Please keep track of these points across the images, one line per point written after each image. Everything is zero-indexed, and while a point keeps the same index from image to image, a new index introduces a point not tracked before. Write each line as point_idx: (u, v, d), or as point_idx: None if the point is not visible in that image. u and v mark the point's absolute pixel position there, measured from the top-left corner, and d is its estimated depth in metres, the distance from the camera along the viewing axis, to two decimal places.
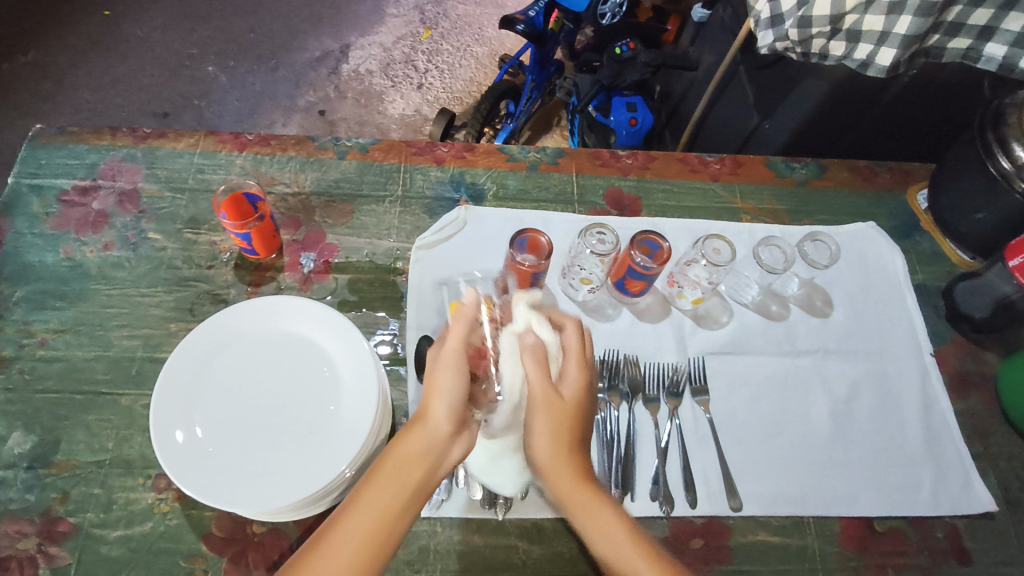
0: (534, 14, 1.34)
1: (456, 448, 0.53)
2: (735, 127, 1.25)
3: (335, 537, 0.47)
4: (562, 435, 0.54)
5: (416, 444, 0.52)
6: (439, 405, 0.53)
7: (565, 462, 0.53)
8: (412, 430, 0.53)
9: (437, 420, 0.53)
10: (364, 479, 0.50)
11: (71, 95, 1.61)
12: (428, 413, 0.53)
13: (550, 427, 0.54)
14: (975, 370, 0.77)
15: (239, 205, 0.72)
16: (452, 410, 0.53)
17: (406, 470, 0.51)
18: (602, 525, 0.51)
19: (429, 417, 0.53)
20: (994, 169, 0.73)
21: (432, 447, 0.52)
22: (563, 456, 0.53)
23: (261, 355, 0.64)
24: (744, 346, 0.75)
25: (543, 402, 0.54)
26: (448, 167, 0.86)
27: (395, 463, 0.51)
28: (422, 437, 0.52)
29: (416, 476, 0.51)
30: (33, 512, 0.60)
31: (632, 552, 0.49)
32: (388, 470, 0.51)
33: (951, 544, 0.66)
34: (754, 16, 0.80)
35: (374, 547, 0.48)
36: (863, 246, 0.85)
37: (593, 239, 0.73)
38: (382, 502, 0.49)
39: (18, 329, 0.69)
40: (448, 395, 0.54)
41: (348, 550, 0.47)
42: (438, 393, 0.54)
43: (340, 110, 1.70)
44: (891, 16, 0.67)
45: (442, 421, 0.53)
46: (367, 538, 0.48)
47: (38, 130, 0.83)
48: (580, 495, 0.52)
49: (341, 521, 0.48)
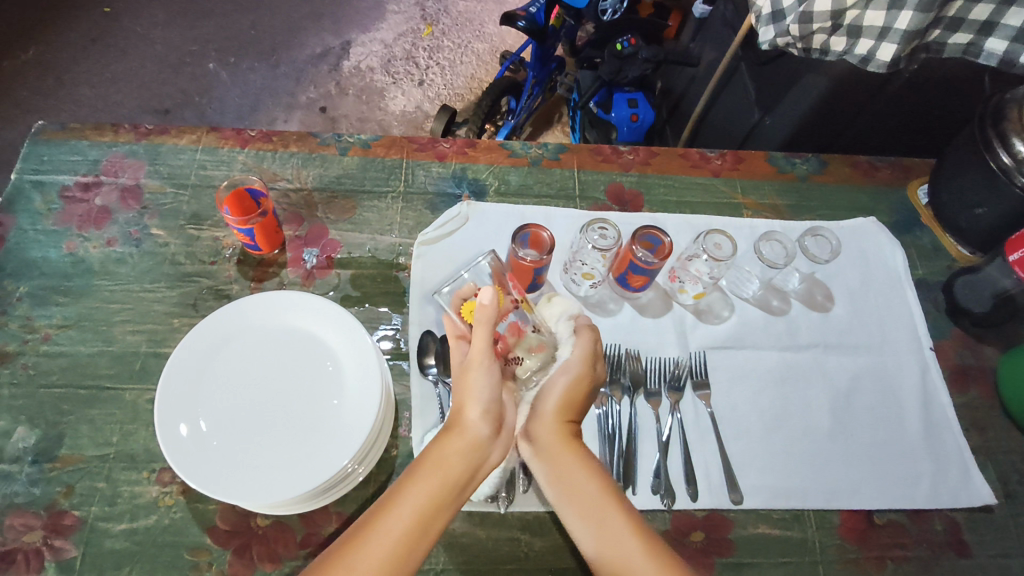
0: (535, 10, 1.36)
1: (495, 449, 0.57)
2: (735, 123, 1.25)
3: (377, 531, 0.49)
4: (570, 406, 0.60)
5: (455, 446, 0.54)
6: (474, 406, 0.57)
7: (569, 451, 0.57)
8: (450, 432, 0.56)
9: (473, 424, 0.56)
10: (402, 479, 0.52)
11: (72, 91, 1.61)
12: (463, 414, 0.57)
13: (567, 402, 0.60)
14: (975, 364, 0.78)
15: (241, 200, 0.73)
16: (488, 411, 0.57)
17: (445, 472, 0.53)
18: (598, 506, 0.54)
19: (464, 418, 0.56)
20: (994, 165, 0.73)
21: (473, 449, 0.55)
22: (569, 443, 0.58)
23: (264, 350, 0.64)
24: (745, 341, 0.75)
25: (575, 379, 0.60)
26: (450, 163, 0.86)
27: (435, 464, 0.53)
28: (460, 437, 0.55)
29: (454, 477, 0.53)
30: (38, 506, 0.60)
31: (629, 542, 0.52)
32: (428, 471, 0.53)
33: (951, 537, 0.67)
34: (754, 12, 0.81)
35: (412, 546, 0.49)
36: (864, 241, 0.85)
37: (594, 234, 0.74)
38: (420, 503, 0.51)
39: (22, 325, 0.69)
40: (481, 391, 0.57)
41: (384, 547, 0.48)
42: (474, 396, 0.57)
43: (340, 107, 1.70)
44: (891, 12, 0.67)
45: (477, 423, 0.56)
46: (406, 535, 0.49)
47: (40, 127, 0.83)
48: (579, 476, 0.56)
49: (380, 517, 0.50)
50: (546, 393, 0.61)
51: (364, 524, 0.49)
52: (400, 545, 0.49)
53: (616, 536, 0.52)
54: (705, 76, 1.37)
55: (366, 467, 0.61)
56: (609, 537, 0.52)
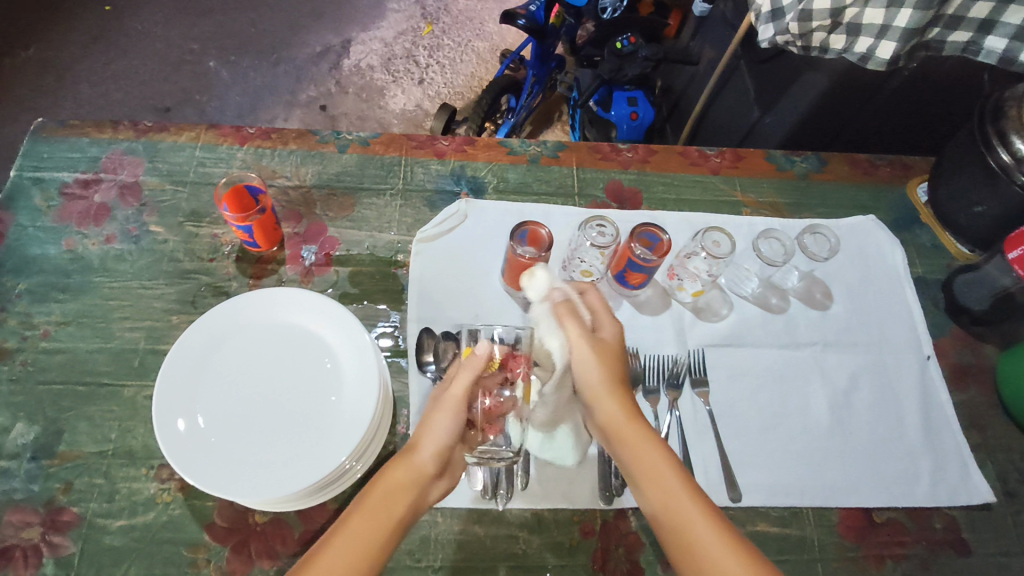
0: (535, 8, 1.34)
1: (439, 483, 0.56)
2: (735, 122, 1.25)
3: (330, 560, 0.48)
4: (612, 376, 0.62)
5: (401, 476, 0.54)
6: (428, 442, 0.56)
7: (628, 417, 0.59)
8: (399, 458, 0.55)
9: (423, 459, 0.55)
10: (354, 503, 0.52)
11: (72, 90, 1.61)
12: (417, 447, 0.56)
13: (603, 369, 0.62)
14: (974, 363, 0.78)
15: (241, 197, 0.73)
16: (440, 448, 0.56)
17: (393, 498, 0.52)
18: (658, 478, 0.55)
19: (416, 452, 0.55)
20: (993, 163, 0.73)
21: (419, 478, 0.54)
22: (624, 415, 0.59)
23: (264, 346, 0.64)
24: (744, 339, 0.75)
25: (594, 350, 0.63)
26: (449, 161, 0.86)
27: (383, 491, 0.53)
28: (409, 468, 0.54)
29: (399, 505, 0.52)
30: (37, 502, 0.60)
31: (689, 504, 0.53)
32: (375, 499, 0.52)
33: (949, 535, 0.67)
34: (754, 10, 0.81)
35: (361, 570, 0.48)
36: (863, 239, 0.85)
37: (593, 231, 0.73)
38: (369, 531, 0.50)
39: (21, 321, 0.69)
40: (439, 432, 0.57)
41: (337, 568, 0.48)
42: (430, 432, 0.57)
43: (340, 105, 1.70)
44: (891, 10, 0.67)
45: (428, 458, 0.55)
46: (358, 563, 0.48)
47: (40, 124, 0.83)
48: (636, 444, 0.57)
49: (334, 541, 0.49)
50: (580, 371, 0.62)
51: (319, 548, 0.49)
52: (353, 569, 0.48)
53: (673, 498, 0.53)
54: (704, 74, 1.37)
55: (365, 464, 0.61)
56: (669, 499, 0.53)
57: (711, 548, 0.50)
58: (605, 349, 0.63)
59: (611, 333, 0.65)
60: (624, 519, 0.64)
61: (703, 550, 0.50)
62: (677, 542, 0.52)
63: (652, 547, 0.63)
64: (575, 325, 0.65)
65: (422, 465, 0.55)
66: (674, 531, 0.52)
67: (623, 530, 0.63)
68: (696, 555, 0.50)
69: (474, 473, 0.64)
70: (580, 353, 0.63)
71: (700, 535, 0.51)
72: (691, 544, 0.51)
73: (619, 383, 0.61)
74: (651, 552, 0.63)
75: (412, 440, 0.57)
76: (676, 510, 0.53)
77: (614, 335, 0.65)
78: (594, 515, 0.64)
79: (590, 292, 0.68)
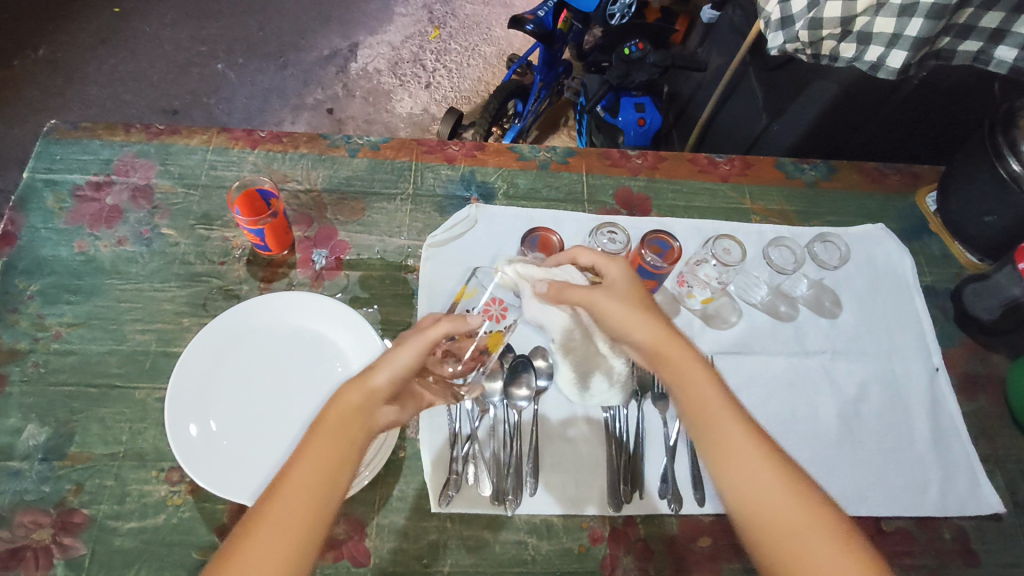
0: (543, 13, 1.35)
1: (389, 411, 0.55)
2: (742, 128, 1.25)
3: (282, 498, 0.47)
4: (635, 319, 0.59)
5: (334, 418, 0.52)
6: (383, 369, 0.55)
7: (675, 361, 0.57)
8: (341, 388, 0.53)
9: (377, 388, 0.54)
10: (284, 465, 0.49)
11: (81, 91, 1.62)
12: (375, 371, 0.54)
13: (627, 316, 0.59)
14: (983, 373, 0.77)
15: (253, 201, 0.73)
16: (399, 378, 0.55)
17: (326, 454, 0.50)
18: (725, 443, 0.52)
19: (371, 378, 0.54)
20: (1004, 172, 0.73)
21: (368, 406, 0.53)
22: (672, 352, 0.58)
23: (274, 350, 0.64)
24: (752, 346, 0.75)
25: (608, 298, 0.60)
26: (459, 166, 0.86)
27: (315, 449, 0.50)
28: (363, 391, 0.53)
29: (331, 460, 0.50)
30: (48, 503, 0.60)
31: (757, 467, 0.51)
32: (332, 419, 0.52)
33: (959, 545, 0.66)
34: (763, 17, 0.79)
35: (328, 484, 0.49)
36: (872, 248, 0.85)
37: (604, 238, 0.75)
38: (310, 481, 0.48)
39: (33, 323, 0.70)
40: (392, 368, 0.55)
41: (306, 480, 0.48)
42: (389, 359, 0.55)
43: (348, 108, 1.70)
44: (903, 18, 0.67)
45: (383, 386, 0.54)
46: (317, 488, 0.48)
47: (53, 126, 0.83)
48: (693, 381, 0.56)
49: (266, 513, 0.47)
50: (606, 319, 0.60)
51: (252, 519, 0.47)
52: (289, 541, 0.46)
53: (741, 457, 0.51)
54: (711, 81, 1.37)
55: (371, 471, 0.61)
56: (736, 460, 0.51)
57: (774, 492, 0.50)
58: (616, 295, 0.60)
59: (616, 275, 0.63)
60: (633, 526, 0.64)
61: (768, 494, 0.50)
62: (754, 513, 0.50)
63: (660, 554, 0.63)
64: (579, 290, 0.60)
65: (376, 390, 0.54)
66: (746, 501, 0.50)
67: (631, 537, 0.63)
68: (754, 499, 0.50)
69: (483, 478, 0.63)
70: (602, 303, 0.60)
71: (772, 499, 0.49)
72: (762, 512, 0.49)
73: (657, 321, 0.59)
74: (659, 560, 0.63)
75: (369, 365, 0.56)
76: (746, 475, 0.51)
77: (620, 274, 0.63)
78: (603, 521, 0.64)
79: (580, 255, 0.65)
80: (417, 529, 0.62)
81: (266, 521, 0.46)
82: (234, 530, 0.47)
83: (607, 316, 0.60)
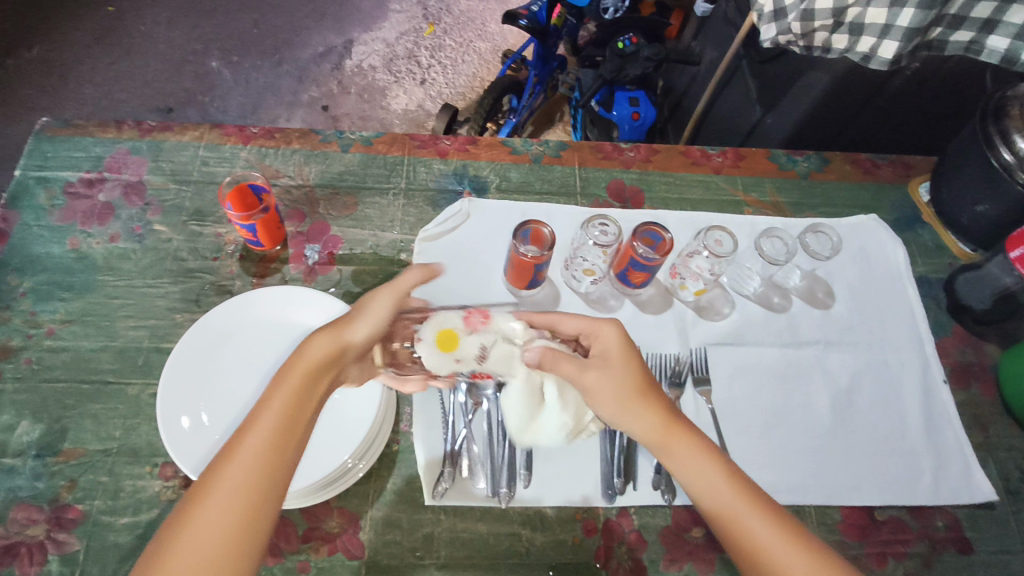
0: (536, 9, 1.38)
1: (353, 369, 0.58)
2: (737, 121, 1.25)
3: (240, 451, 0.49)
4: (634, 402, 0.58)
5: (304, 367, 0.54)
6: (362, 323, 0.58)
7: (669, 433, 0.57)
8: (309, 343, 0.55)
9: (353, 343, 0.57)
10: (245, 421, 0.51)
11: (75, 90, 1.62)
12: (352, 326, 0.57)
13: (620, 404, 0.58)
14: (975, 362, 0.78)
15: (245, 197, 0.74)
16: (376, 334, 0.58)
17: (278, 418, 0.51)
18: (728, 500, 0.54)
19: (349, 332, 0.57)
20: (995, 162, 0.73)
21: (333, 362, 0.55)
22: (667, 432, 0.57)
23: (267, 342, 0.65)
24: (745, 337, 0.76)
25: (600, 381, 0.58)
26: (451, 160, 0.86)
27: (275, 407, 0.52)
28: (333, 344, 0.56)
29: (286, 424, 0.51)
30: (41, 499, 0.60)
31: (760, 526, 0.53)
32: (295, 376, 0.53)
33: (952, 533, 0.67)
34: (756, 10, 0.81)
35: (290, 434, 0.51)
36: (865, 239, 0.85)
37: (595, 230, 0.73)
38: (269, 432, 0.50)
39: (26, 320, 0.70)
40: (370, 321, 0.58)
41: (265, 432, 0.50)
42: (367, 313, 0.58)
43: (342, 106, 1.70)
44: (893, 9, 0.66)
45: (359, 341, 0.57)
46: (276, 439, 0.50)
47: (45, 123, 0.83)
48: (686, 455, 0.56)
49: (225, 468, 0.48)
50: (597, 395, 0.58)
51: (209, 478, 0.48)
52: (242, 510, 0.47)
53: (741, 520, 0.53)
54: (706, 74, 1.37)
55: (366, 463, 0.62)
56: (738, 520, 0.54)
57: (753, 523, 0.53)
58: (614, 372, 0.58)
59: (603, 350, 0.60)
60: (627, 517, 0.64)
61: (767, 553, 0.52)
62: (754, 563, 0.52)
63: (655, 543, 0.63)
64: (573, 369, 0.58)
65: (347, 346, 0.56)
66: (749, 554, 0.53)
67: (626, 528, 0.64)
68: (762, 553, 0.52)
69: (478, 471, 0.63)
70: (597, 386, 0.58)
71: (774, 553, 0.52)
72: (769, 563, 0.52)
73: (652, 398, 0.58)
74: (654, 550, 0.63)
75: (345, 318, 0.58)
76: (750, 534, 0.53)
77: (620, 341, 0.60)
78: (597, 513, 0.64)
79: (561, 323, 0.62)
80: (412, 521, 0.62)
81: (224, 476, 0.48)
82: (192, 488, 0.48)
83: (601, 400, 0.58)
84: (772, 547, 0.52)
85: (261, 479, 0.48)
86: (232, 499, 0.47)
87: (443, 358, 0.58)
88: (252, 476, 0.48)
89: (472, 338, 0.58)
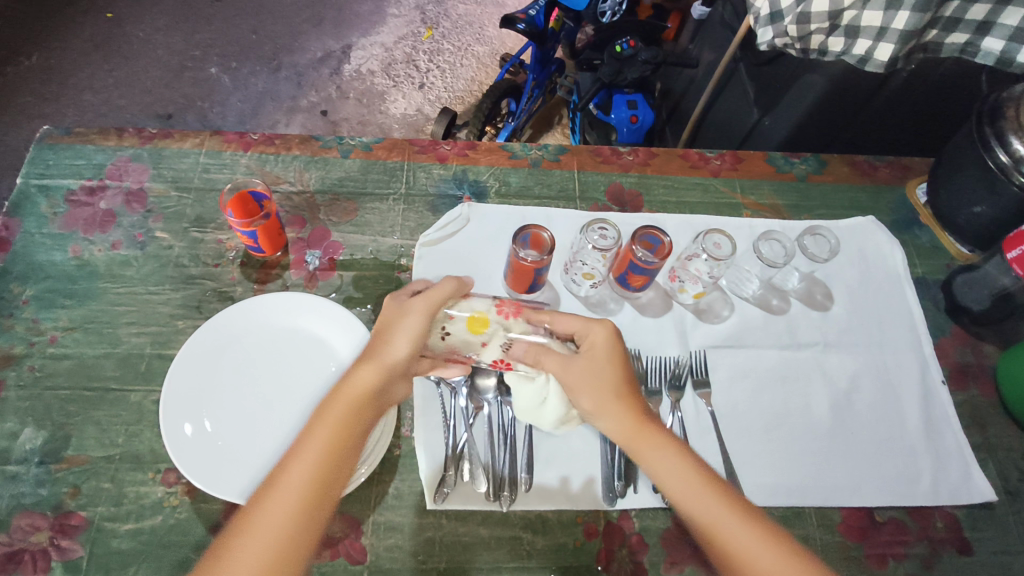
0: (534, 13, 1.34)
1: (399, 386, 0.61)
2: (734, 124, 1.26)
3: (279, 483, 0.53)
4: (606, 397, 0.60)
5: (344, 400, 0.57)
6: (400, 337, 0.61)
7: (636, 430, 0.59)
8: (355, 374, 0.58)
9: (394, 355, 0.60)
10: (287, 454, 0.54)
11: (75, 97, 1.62)
12: (391, 344, 0.60)
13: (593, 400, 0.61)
14: (974, 363, 0.78)
15: (245, 203, 0.75)
16: (413, 344, 0.60)
17: (321, 447, 0.54)
18: (701, 500, 0.55)
19: (388, 350, 0.60)
20: (991, 163, 0.74)
21: (377, 387, 0.58)
22: (640, 428, 0.59)
23: (269, 349, 0.65)
24: (745, 340, 0.76)
25: (571, 374, 0.61)
26: (451, 165, 0.87)
27: (315, 441, 0.55)
28: (377, 369, 0.59)
29: (329, 455, 0.54)
30: (45, 506, 0.60)
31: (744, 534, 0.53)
32: (336, 411, 0.56)
33: (951, 533, 0.67)
34: (753, 12, 0.80)
35: (328, 470, 0.54)
36: (863, 240, 0.86)
37: (594, 235, 0.73)
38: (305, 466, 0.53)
39: (28, 328, 0.70)
40: (409, 333, 0.61)
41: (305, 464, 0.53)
42: (402, 328, 0.61)
43: (342, 110, 1.71)
44: (889, 13, 0.67)
45: (400, 356, 0.60)
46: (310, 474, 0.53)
47: (46, 131, 0.83)
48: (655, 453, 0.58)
49: (264, 500, 0.52)
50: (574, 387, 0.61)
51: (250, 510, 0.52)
52: (283, 531, 0.51)
53: (718, 522, 0.54)
54: (703, 77, 1.38)
55: (368, 468, 0.61)
56: (714, 522, 0.54)
57: (723, 523, 0.54)
58: (591, 367, 0.61)
59: (600, 352, 0.62)
60: (629, 519, 0.64)
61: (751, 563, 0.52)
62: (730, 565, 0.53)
63: (656, 545, 0.64)
64: (556, 362, 0.62)
65: (388, 364, 0.59)
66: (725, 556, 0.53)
67: (626, 531, 0.64)
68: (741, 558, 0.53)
69: (479, 475, 0.63)
70: (570, 375, 0.61)
71: (759, 563, 0.52)
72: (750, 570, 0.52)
73: (625, 395, 0.60)
74: (654, 552, 0.63)
75: (383, 338, 0.61)
76: (727, 534, 0.54)
77: (607, 338, 0.62)
78: (598, 516, 0.64)
79: (557, 318, 0.64)
80: (414, 526, 0.63)
81: (261, 508, 0.51)
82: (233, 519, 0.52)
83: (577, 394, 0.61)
84: (750, 550, 0.53)
85: (297, 512, 0.51)
86: (268, 532, 0.50)
87: (472, 339, 0.62)
88: (293, 502, 0.52)
89: (502, 329, 0.62)
